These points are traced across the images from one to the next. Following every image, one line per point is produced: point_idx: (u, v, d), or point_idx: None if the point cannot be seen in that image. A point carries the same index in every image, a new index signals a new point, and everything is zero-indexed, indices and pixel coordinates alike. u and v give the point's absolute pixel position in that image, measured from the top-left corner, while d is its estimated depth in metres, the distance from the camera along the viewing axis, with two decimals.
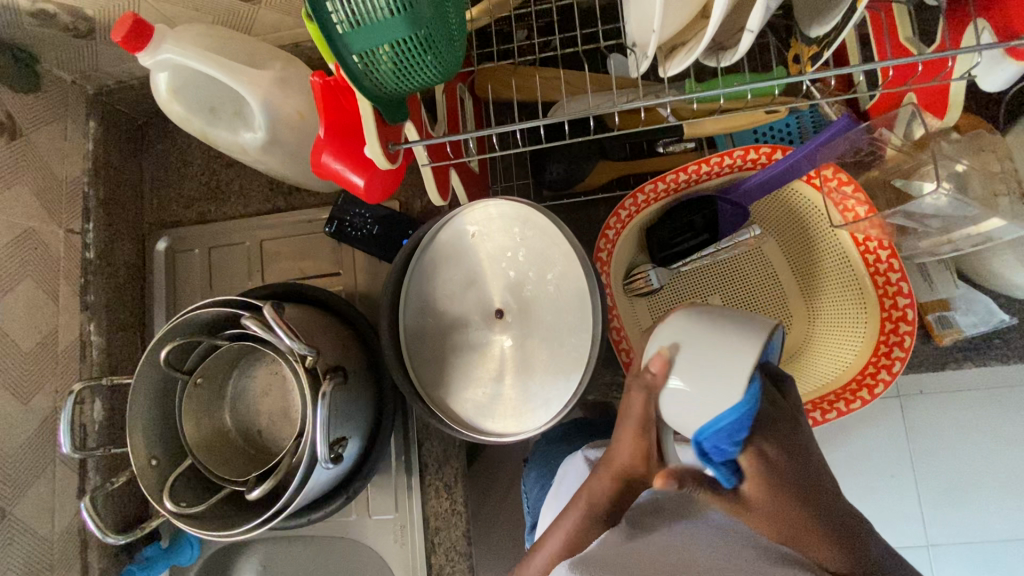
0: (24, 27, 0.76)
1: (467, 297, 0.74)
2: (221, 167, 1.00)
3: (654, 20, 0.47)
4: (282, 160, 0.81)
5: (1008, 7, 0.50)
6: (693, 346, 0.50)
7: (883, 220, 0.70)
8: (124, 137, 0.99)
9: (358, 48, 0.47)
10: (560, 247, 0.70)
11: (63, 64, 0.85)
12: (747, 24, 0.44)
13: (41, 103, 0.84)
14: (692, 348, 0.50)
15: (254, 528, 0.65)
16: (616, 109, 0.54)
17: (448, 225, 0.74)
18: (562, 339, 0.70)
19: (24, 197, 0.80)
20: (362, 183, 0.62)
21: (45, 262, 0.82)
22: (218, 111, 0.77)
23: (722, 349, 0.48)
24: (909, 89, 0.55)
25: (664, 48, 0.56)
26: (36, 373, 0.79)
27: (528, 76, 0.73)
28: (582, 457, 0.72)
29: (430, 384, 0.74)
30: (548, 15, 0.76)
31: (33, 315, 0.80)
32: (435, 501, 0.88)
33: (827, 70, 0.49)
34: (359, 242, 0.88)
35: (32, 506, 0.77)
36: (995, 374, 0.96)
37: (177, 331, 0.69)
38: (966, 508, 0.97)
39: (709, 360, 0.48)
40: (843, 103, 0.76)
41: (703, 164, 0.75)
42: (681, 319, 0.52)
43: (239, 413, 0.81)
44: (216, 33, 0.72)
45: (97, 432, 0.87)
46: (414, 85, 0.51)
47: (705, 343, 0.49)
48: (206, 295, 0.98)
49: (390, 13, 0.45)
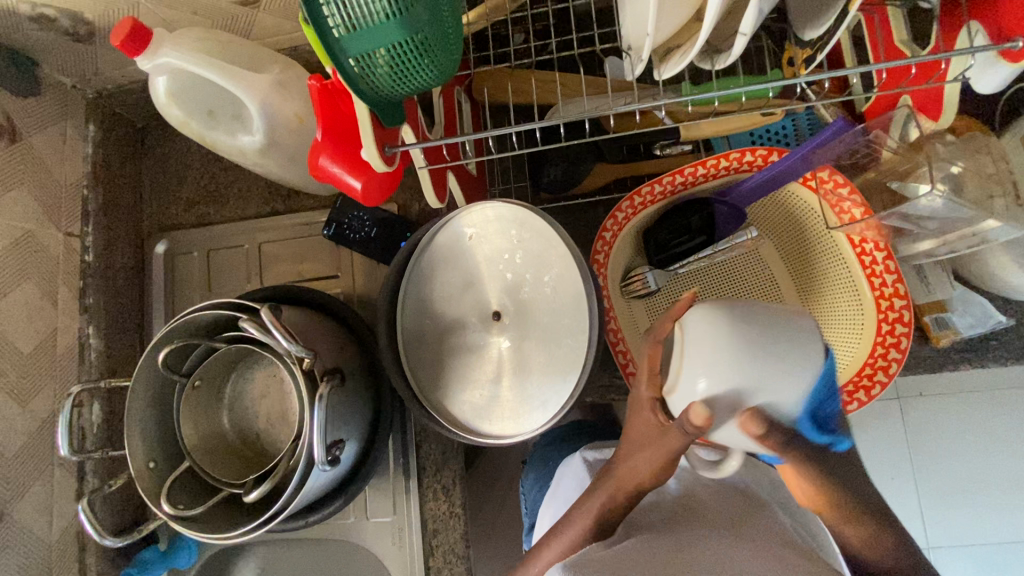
0: (24, 31, 0.76)
1: (464, 299, 0.74)
2: (220, 170, 1.01)
3: (647, 24, 0.47)
4: (281, 163, 0.81)
5: (1001, 10, 0.50)
6: (759, 355, 0.45)
7: (880, 221, 0.71)
8: (123, 141, 0.99)
9: (354, 52, 0.47)
10: (556, 248, 0.70)
11: (62, 68, 0.86)
12: (741, 27, 0.44)
13: (41, 107, 0.85)
14: (757, 356, 0.45)
15: (252, 531, 0.65)
16: (610, 112, 0.54)
17: (445, 228, 0.74)
18: (560, 340, 0.70)
19: (23, 200, 0.80)
20: (360, 186, 0.62)
21: (44, 265, 0.83)
22: (217, 115, 0.77)
23: (785, 345, 0.45)
24: (904, 92, 0.55)
25: (658, 51, 0.56)
26: (34, 375, 0.79)
27: (525, 79, 0.74)
28: (581, 458, 0.73)
29: (428, 386, 0.74)
30: (545, 18, 0.76)
31: (32, 318, 0.80)
32: (433, 503, 0.88)
33: (821, 73, 0.49)
34: (357, 244, 0.89)
35: (30, 508, 0.77)
36: (995, 375, 0.95)
37: (175, 334, 0.69)
38: (966, 510, 0.97)
39: (779, 364, 0.44)
40: (839, 105, 0.76)
41: (699, 166, 0.75)
42: (728, 330, 0.46)
43: (238, 415, 0.81)
44: (214, 36, 0.73)
45: (96, 434, 0.87)
46: (410, 88, 0.52)
47: (768, 347, 0.45)
48: (204, 297, 0.98)
49: (385, 18, 0.45)
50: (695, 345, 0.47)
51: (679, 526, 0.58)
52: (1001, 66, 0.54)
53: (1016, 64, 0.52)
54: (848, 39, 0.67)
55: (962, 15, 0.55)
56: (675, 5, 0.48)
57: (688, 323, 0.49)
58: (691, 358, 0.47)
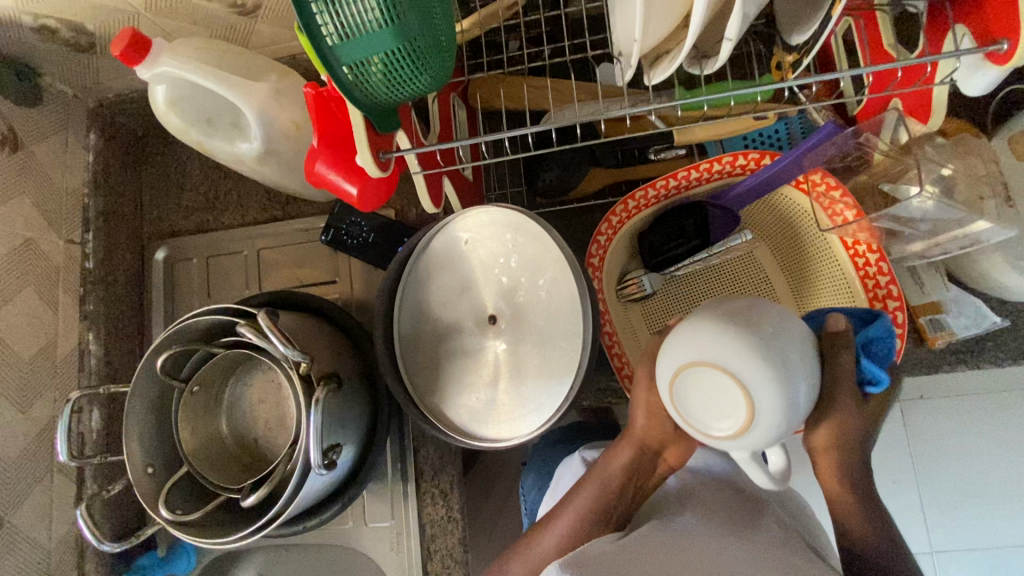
0: (26, 42, 0.78)
1: (460, 304, 0.75)
2: (219, 177, 1.02)
3: (635, 30, 0.48)
4: (279, 169, 0.82)
5: (983, 15, 0.51)
6: (693, 360, 0.47)
7: (871, 224, 0.72)
8: (124, 149, 1.00)
9: (347, 60, 0.48)
10: (551, 252, 0.70)
11: (65, 78, 0.87)
12: (726, 33, 0.45)
13: (42, 116, 0.86)
14: (690, 358, 0.47)
15: (248, 535, 0.65)
16: (601, 117, 0.55)
17: (440, 233, 0.75)
18: (555, 343, 0.70)
19: (24, 208, 0.81)
20: (356, 192, 0.63)
21: (45, 272, 0.84)
22: (215, 122, 0.78)
23: (680, 332, 0.49)
24: (891, 94, 0.56)
25: (648, 57, 0.57)
26: (34, 382, 0.80)
27: (518, 85, 0.75)
28: (579, 457, 0.73)
29: (425, 389, 0.75)
30: (539, 26, 0.78)
31: (32, 324, 0.81)
32: (431, 508, 0.88)
33: (808, 76, 0.50)
34: (354, 250, 0.89)
35: (29, 514, 0.77)
36: (997, 378, 0.95)
37: (174, 339, 0.70)
38: (967, 513, 0.97)
39: (696, 335, 0.47)
40: (830, 108, 0.76)
41: (693, 170, 0.76)
42: (678, 389, 0.48)
43: (236, 421, 0.81)
44: (213, 45, 0.74)
45: (95, 440, 0.88)
46: (405, 95, 0.52)
47: (683, 346, 0.48)
48: (203, 303, 0.99)
49: (378, 26, 0.46)
50: (700, 420, 0.47)
51: (675, 526, 0.58)
52: (987, 69, 0.53)
53: (1004, 66, 0.50)
54: (837, 43, 0.69)
55: (947, 19, 0.56)
56: (662, 11, 0.49)
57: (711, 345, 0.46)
58: (712, 424, 0.46)
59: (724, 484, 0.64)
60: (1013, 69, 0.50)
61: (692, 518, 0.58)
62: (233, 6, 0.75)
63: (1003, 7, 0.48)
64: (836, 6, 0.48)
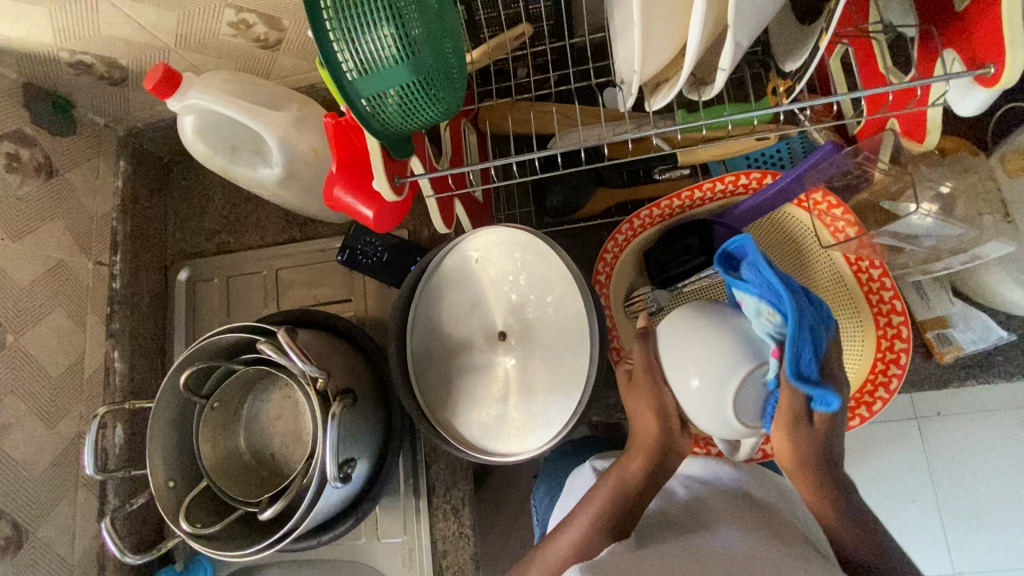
0: (64, 76, 0.84)
1: (471, 321, 0.77)
2: (240, 200, 1.06)
3: (634, 62, 0.51)
4: (298, 192, 0.86)
5: (969, 42, 0.53)
6: (699, 376, 0.55)
7: (873, 240, 0.75)
8: (152, 174, 1.05)
9: (366, 93, 0.51)
10: (558, 270, 0.73)
11: (97, 108, 0.93)
12: (720, 63, 0.47)
13: (76, 144, 0.91)
14: (696, 376, 0.56)
15: (264, 548, 0.67)
16: (605, 141, 0.57)
17: (452, 252, 0.78)
18: (563, 359, 0.72)
19: (57, 231, 0.86)
20: (372, 215, 0.66)
21: (74, 292, 0.88)
22: (239, 150, 0.82)
23: (668, 372, 0.59)
24: (887, 117, 0.58)
25: (649, 85, 0.60)
26: (62, 398, 0.83)
27: (525, 111, 0.78)
28: (589, 468, 0.74)
29: (438, 406, 0.77)
30: (545, 55, 0.81)
31: (61, 342, 0.85)
32: (443, 524, 0.89)
33: (804, 101, 0.52)
34: (369, 269, 0.92)
35: (53, 528, 0.79)
36: (1004, 394, 0.98)
37: (196, 357, 0.72)
38: (987, 533, 0.97)
39: (676, 358, 0.58)
40: (830, 128, 0.78)
41: (696, 190, 0.78)
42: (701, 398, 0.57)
43: (253, 436, 0.83)
44: (238, 78, 0.79)
45: (118, 455, 0.90)
46: (418, 123, 0.56)
47: (682, 377, 0.57)
48: (223, 321, 1.02)
49: (395, 62, 0.50)
50: (748, 392, 0.54)
51: (698, 540, 0.57)
52: (977, 92, 0.54)
53: (992, 88, 0.52)
54: (834, 66, 0.72)
55: (936, 45, 0.58)
56: (661, 43, 0.52)
57: (699, 335, 0.56)
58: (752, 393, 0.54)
59: (739, 497, 0.64)
60: (1003, 91, 0.52)
61: (717, 536, 0.57)
62: (257, 41, 0.81)
63: (990, 33, 0.50)
64: (824, 36, 0.51)
